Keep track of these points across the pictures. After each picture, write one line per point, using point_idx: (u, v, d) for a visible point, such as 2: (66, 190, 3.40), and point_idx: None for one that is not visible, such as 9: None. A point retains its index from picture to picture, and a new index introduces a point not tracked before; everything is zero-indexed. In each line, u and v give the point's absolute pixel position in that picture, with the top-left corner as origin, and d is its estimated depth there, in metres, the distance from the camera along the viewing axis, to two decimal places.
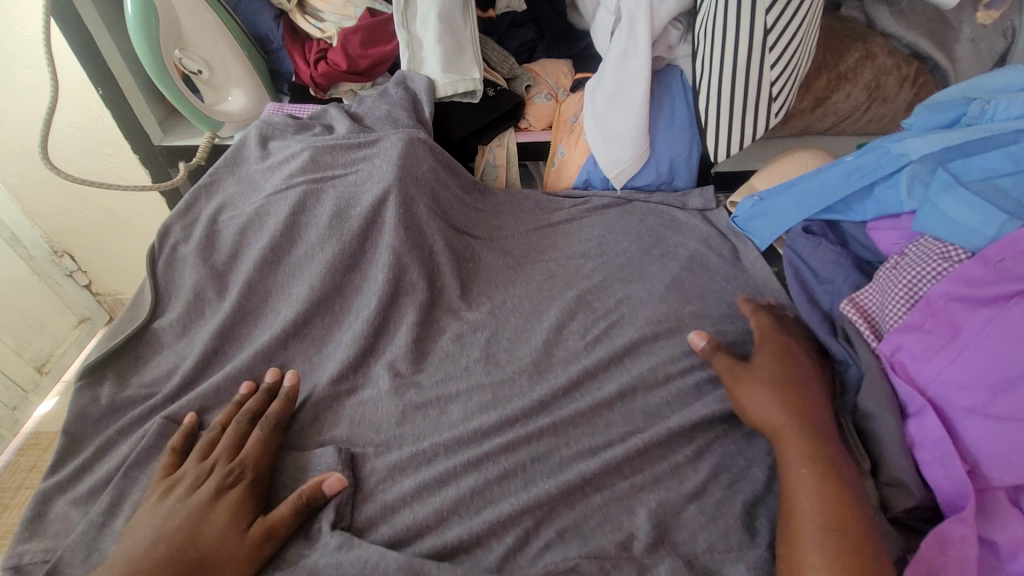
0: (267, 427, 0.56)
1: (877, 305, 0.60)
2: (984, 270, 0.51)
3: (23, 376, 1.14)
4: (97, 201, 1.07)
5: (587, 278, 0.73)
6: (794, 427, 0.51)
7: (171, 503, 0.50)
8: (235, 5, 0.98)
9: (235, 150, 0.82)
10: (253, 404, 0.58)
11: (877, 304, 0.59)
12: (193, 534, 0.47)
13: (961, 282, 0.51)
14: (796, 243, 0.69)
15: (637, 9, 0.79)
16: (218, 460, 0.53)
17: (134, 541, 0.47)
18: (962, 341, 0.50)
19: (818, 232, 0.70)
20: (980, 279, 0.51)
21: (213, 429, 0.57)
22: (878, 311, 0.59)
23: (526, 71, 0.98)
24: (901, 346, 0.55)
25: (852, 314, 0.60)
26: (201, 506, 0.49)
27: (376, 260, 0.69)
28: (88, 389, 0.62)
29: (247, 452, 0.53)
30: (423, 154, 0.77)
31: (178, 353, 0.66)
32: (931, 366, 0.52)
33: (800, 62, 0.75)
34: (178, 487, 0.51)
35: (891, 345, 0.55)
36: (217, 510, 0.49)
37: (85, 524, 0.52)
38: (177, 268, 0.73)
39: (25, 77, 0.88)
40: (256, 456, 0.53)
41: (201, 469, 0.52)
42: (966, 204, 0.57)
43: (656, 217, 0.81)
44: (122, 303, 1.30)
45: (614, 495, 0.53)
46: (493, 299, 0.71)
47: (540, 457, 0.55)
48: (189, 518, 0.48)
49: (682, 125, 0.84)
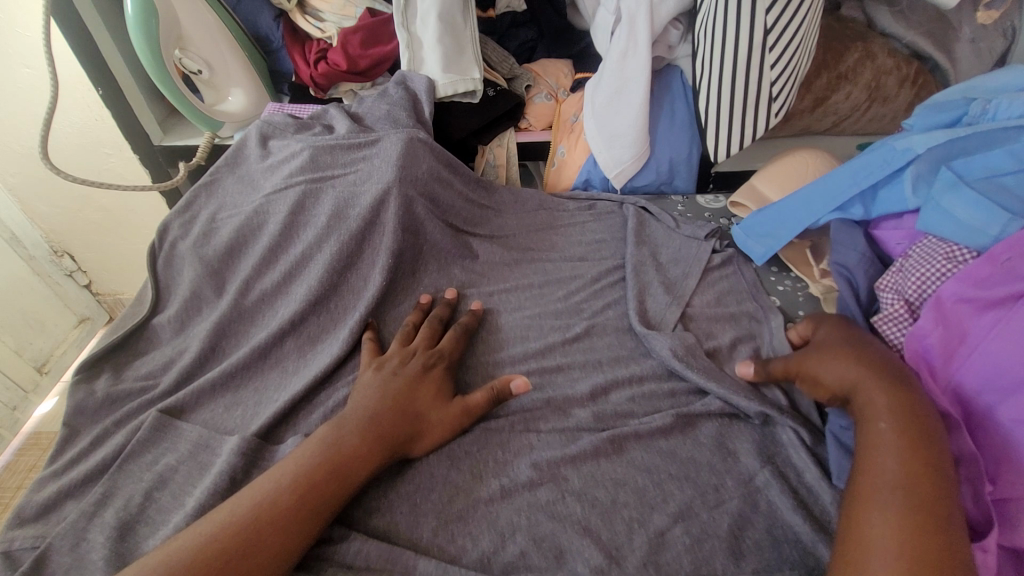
0: (458, 329, 0.63)
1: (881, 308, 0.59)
2: (989, 270, 0.51)
3: (23, 375, 1.14)
4: (97, 200, 1.07)
5: (574, 282, 0.73)
6: (881, 508, 0.39)
7: (387, 374, 0.56)
8: (235, 5, 0.98)
9: (235, 150, 0.83)
10: (440, 312, 0.66)
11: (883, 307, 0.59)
12: (413, 398, 0.54)
13: (967, 284, 0.51)
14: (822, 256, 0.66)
15: (637, 10, 0.79)
16: (418, 348, 0.60)
17: (363, 396, 0.53)
18: (970, 345, 0.50)
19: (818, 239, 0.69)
20: (986, 280, 0.51)
21: (406, 325, 0.63)
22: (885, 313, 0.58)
23: (526, 71, 0.98)
24: (917, 350, 0.52)
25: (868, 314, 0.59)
26: (414, 376, 0.56)
27: (364, 275, 0.69)
28: (83, 389, 0.61)
29: (445, 344, 0.61)
30: (424, 153, 0.77)
31: (173, 355, 0.66)
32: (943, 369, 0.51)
33: (800, 63, 0.75)
34: (388, 362, 0.58)
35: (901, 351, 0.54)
36: (428, 381, 0.56)
37: (76, 513, 0.50)
38: (176, 268, 0.74)
39: (25, 77, 0.88)
40: (452, 346, 0.61)
41: (405, 353, 0.59)
42: (969, 203, 0.56)
43: (643, 218, 0.79)
44: (121, 304, 1.30)
45: (611, 475, 0.52)
46: (480, 291, 0.72)
47: (532, 436, 0.55)
48: (404, 385, 0.55)
49: (681, 125, 0.84)
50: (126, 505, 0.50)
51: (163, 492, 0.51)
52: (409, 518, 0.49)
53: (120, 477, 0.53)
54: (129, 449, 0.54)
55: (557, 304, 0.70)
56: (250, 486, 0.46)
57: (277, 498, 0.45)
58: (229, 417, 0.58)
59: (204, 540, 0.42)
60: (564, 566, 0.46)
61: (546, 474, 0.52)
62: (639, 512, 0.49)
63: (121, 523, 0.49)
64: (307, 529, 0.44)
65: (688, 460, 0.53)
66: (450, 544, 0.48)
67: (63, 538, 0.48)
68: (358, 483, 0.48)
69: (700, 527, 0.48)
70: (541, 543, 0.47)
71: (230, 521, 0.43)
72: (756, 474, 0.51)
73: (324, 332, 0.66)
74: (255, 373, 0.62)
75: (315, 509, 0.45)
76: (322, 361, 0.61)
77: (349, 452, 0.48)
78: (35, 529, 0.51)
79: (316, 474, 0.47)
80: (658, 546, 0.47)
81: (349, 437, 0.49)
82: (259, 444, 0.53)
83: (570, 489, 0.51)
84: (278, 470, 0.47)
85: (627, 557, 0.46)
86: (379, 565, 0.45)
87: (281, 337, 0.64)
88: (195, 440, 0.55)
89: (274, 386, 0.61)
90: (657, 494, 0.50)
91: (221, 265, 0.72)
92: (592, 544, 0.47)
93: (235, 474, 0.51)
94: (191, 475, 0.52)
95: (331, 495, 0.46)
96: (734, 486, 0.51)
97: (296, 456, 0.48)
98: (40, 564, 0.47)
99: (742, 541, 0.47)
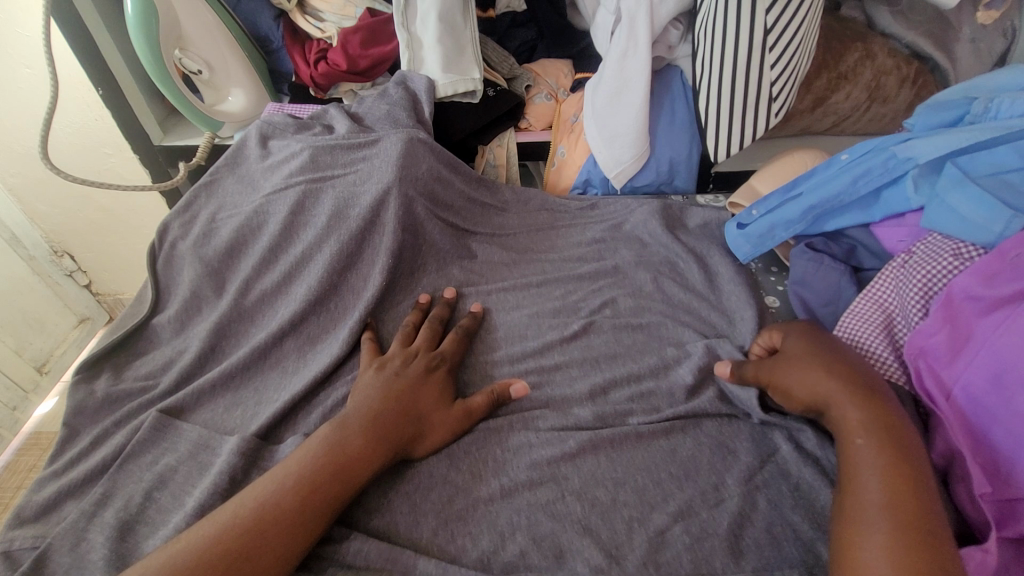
0: (458, 331, 0.63)
1: (895, 301, 0.58)
2: (998, 265, 0.49)
3: (24, 375, 1.14)
4: (97, 200, 1.07)
5: (574, 280, 0.73)
6: (881, 521, 0.38)
7: (389, 374, 0.56)
8: (235, 5, 0.98)
9: (236, 150, 0.83)
10: (439, 311, 0.66)
11: (896, 302, 0.58)
12: (415, 400, 0.54)
13: (975, 280, 0.49)
14: (800, 267, 0.67)
15: (637, 9, 0.79)
16: (421, 349, 0.60)
17: (364, 397, 0.53)
18: (975, 345, 0.47)
19: (821, 246, 0.69)
20: (993, 276, 0.49)
21: (406, 325, 0.63)
22: (899, 308, 0.57)
23: (526, 71, 0.98)
24: (921, 348, 0.51)
25: (872, 305, 0.59)
26: (417, 377, 0.56)
27: (365, 275, 0.69)
28: (81, 391, 0.61)
29: (446, 346, 0.61)
30: (424, 152, 0.77)
31: (171, 356, 0.65)
32: (955, 367, 0.48)
33: (800, 63, 0.75)
34: (390, 363, 0.57)
35: (912, 350, 0.52)
36: (430, 383, 0.56)
37: (76, 512, 0.50)
38: (176, 268, 0.74)
39: (25, 77, 0.88)
40: (453, 350, 0.61)
41: (407, 353, 0.59)
42: (973, 199, 0.56)
43: (644, 218, 0.79)
44: (121, 304, 1.30)
45: (611, 474, 0.52)
46: (479, 290, 0.71)
47: (532, 435, 0.55)
48: (407, 386, 0.55)
49: (682, 125, 0.84)
50: (126, 504, 0.50)
51: (163, 492, 0.51)
52: (407, 517, 0.50)
53: (120, 477, 0.53)
54: (129, 448, 0.54)
55: (555, 302, 0.70)
56: (253, 486, 0.46)
57: (281, 499, 0.45)
58: (229, 416, 0.58)
59: (207, 539, 0.42)
60: (563, 566, 0.46)
61: (544, 472, 0.52)
62: (639, 512, 0.49)
63: (123, 521, 0.49)
64: (310, 528, 0.44)
65: (688, 458, 0.53)
66: (451, 536, 0.48)
67: (62, 538, 0.48)
68: (357, 481, 0.48)
69: (699, 526, 0.48)
70: (541, 540, 0.47)
71: (234, 518, 0.43)
72: (756, 476, 0.51)
73: (324, 332, 0.66)
74: (254, 371, 0.62)
75: (318, 508, 0.45)
76: (322, 360, 0.61)
77: (349, 451, 0.48)
78: (35, 528, 0.51)
79: (315, 472, 0.47)
80: (658, 545, 0.47)
81: (348, 435, 0.49)
82: (258, 444, 0.53)
83: (570, 488, 0.51)
84: (279, 470, 0.47)
85: (627, 557, 0.46)
86: (379, 564, 0.45)
87: (281, 337, 0.64)
88: (194, 440, 0.55)
89: (273, 386, 0.61)
90: (657, 492, 0.50)
91: (221, 265, 0.72)
92: (592, 543, 0.47)
93: (234, 471, 0.51)
94: (191, 475, 0.52)
95: (330, 496, 0.46)
96: (734, 486, 0.50)
97: (297, 456, 0.48)
98: (41, 563, 0.47)
99: (742, 540, 0.47)
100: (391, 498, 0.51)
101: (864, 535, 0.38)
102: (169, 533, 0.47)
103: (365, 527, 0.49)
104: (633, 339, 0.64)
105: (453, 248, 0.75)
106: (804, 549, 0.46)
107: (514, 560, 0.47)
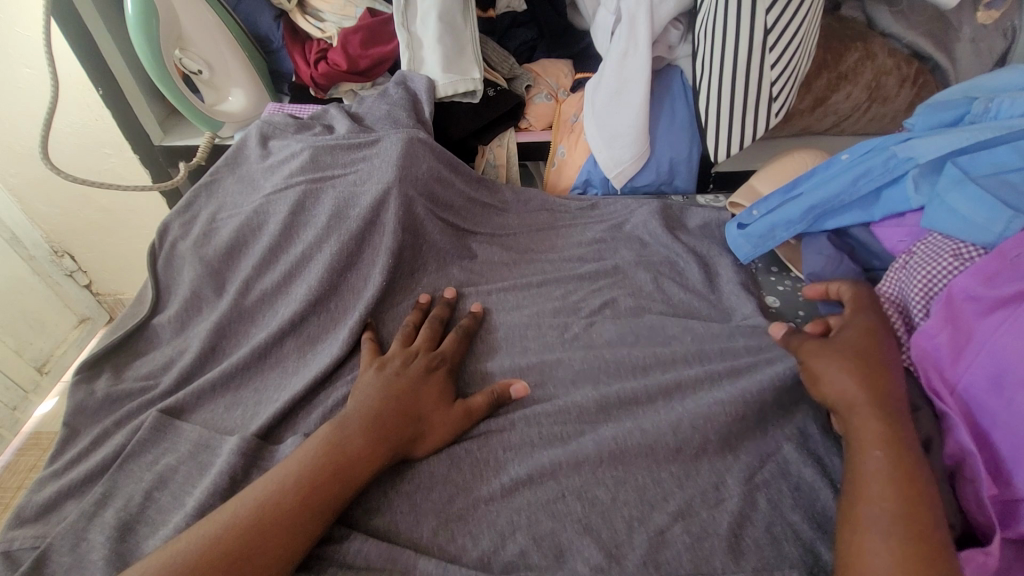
0: (458, 331, 0.63)
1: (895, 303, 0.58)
2: (999, 265, 0.49)
3: (24, 375, 1.14)
4: (97, 200, 1.07)
5: (574, 280, 0.73)
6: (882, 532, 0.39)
7: (389, 374, 0.56)
8: (236, 6, 0.98)
9: (236, 150, 0.83)
10: (439, 311, 0.66)
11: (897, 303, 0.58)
12: (415, 400, 0.54)
13: (976, 280, 0.49)
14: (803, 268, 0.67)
15: (637, 9, 0.79)
16: (420, 350, 0.60)
17: (363, 397, 0.53)
18: (976, 345, 0.48)
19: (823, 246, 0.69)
20: (994, 277, 0.49)
21: (406, 325, 0.63)
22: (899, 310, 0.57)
23: (526, 71, 0.98)
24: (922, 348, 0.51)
25: None
26: (416, 377, 0.56)
27: (365, 275, 0.69)
28: (81, 390, 0.61)
29: (446, 346, 0.61)
30: (424, 152, 0.77)
31: (171, 356, 0.65)
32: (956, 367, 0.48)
33: (800, 63, 0.75)
34: (390, 364, 0.57)
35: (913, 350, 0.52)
36: (430, 383, 0.56)
37: (76, 512, 0.50)
38: (176, 268, 0.74)
39: (25, 77, 0.88)
40: (453, 350, 0.61)
41: (406, 353, 0.59)
42: (973, 199, 0.56)
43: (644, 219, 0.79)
44: (121, 304, 1.30)
45: (611, 474, 0.52)
46: (478, 291, 0.71)
47: (532, 435, 0.55)
48: (407, 386, 0.55)
49: (682, 125, 0.84)
50: (127, 504, 0.50)
51: (163, 492, 0.51)
52: (407, 517, 0.50)
53: (120, 476, 0.53)
54: (129, 448, 0.54)
55: (555, 302, 0.70)
56: (252, 486, 0.46)
57: (280, 498, 0.45)
58: (229, 416, 0.58)
59: (206, 539, 0.42)
60: (562, 565, 0.46)
61: (543, 472, 0.52)
62: (639, 512, 0.49)
63: (123, 521, 0.49)
64: (309, 528, 0.44)
65: (688, 458, 0.53)
66: (451, 536, 0.48)
67: (63, 538, 0.48)
68: (356, 481, 0.48)
69: (699, 527, 0.48)
70: (541, 540, 0.48)
71: (233, 518, 0.43)
72: (756, 476, 0.51)
73: (324, 332, 0.66)
74: (254, 371, 0.62)
75: (317, 507, 0.45)
76: (323, 359, 0.61)
77: (348, 451, 0.48)
78: (35, 528, 0.51)
79: (314, 472, 0.47)
80: (658, 545, 0.47)
81: (347, 434, 0.49)
82: (258, 444, 0.53)
83: (569, 488, 0.51)
84: (278, 470, 0.47)
85: (626, 556, 0.46)
86: (379, 564, 0.45)
87: (281, 337, 0.64)
88: (195, 440, 0.55)
89: (273, 386, 0.61)
90: (657, 492, 0.50)
91: (221, 265, 0.72)
92: (592, 543, 0.47)
93: (234, 471, 0.51)
94: (191, 475, 0.52)
95: (330, 497, 0.46)
96: (734, 487, 0.50)
97: (296, 456, 0.48)
98: (41, 563, 0.47)
99: (742, 541, 0.47)
100: (391, 498, 0.51)
101: (866, 542, 0.39)
102: (169, 533, 0.47)
103: (365, 526, 0.49)
104: (633, 339, 0.64)
105: (453, 247, 0.75)
106: (803, 550, 0.46)
107: (513, 560, 0.47)
